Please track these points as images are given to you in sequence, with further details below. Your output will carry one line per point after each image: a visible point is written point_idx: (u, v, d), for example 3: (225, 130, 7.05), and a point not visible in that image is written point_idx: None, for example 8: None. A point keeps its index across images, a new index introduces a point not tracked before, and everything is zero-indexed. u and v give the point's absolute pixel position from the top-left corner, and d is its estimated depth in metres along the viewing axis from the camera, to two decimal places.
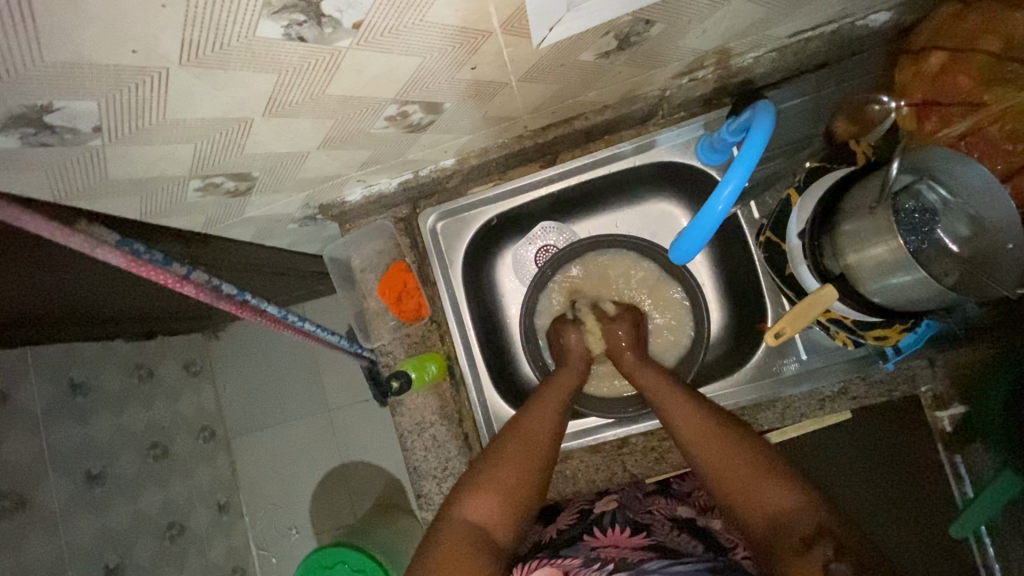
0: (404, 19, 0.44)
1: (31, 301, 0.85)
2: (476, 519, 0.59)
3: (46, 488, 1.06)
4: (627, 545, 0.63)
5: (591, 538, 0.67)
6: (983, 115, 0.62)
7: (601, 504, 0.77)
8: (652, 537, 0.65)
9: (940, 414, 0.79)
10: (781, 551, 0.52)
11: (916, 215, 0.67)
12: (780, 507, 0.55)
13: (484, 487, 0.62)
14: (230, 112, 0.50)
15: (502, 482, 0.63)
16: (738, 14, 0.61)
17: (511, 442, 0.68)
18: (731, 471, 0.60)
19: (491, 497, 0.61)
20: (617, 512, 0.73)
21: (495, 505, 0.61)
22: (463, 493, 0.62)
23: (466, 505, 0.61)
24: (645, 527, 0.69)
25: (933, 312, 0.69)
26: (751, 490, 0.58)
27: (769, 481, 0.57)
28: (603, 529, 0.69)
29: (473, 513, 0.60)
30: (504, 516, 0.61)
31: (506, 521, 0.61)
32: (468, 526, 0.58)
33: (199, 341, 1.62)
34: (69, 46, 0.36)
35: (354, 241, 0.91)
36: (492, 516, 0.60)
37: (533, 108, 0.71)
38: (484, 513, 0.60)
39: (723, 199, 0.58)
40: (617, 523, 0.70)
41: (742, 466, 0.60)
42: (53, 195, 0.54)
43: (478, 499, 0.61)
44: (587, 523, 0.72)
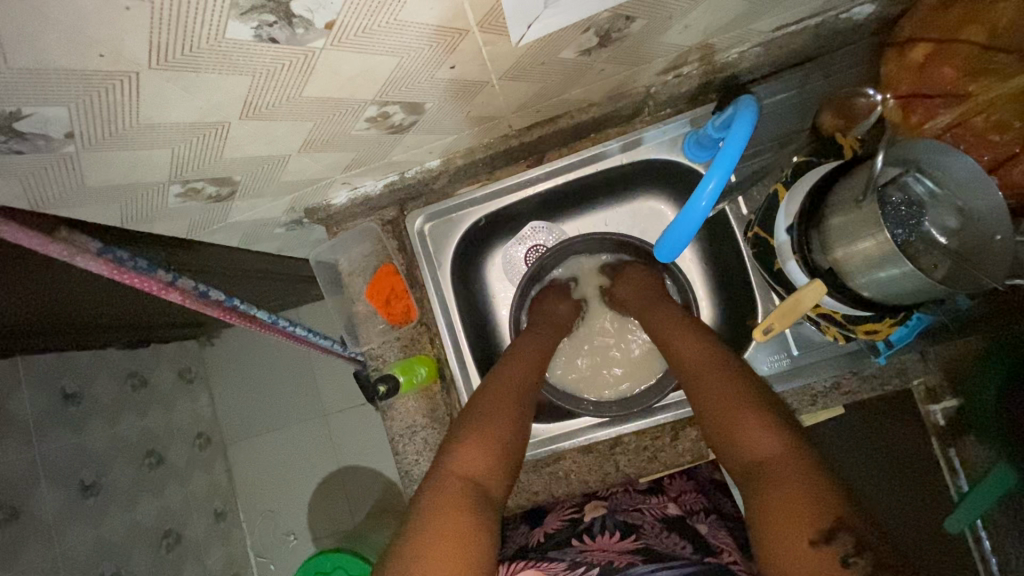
0: (378, 18, 0.43)
1: (17, 311, 0.84)
2: (465, 466, 0.59)
3: (38, 499, 1.05)
4: (616, 549, 0.63)
5: (580, 542, 0.66)
6: (970, 105, 0.62)
7: (591, 507, 0.76)
8: (641, 539, 0.64)
9: (933, 407, 0.77)
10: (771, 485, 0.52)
11: (902, 208, 0.66)
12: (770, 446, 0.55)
13: (472, 435, 0.62)
14: (206, 116, 0.49)
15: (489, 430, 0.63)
16: (720, 8, 0.61)
17: (493, 393, 0.68)
18: (726, 410, 0.61)
19: (480, 446, 0.61)
20: (607, 514, 0.72)
21: (479, 453, 0.60)
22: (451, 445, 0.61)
23: (454, 455, 0.60)
24: (634, 528, 0.68)
25: (924, 305, 0.67)
26: (745, 429, 0.58)
27: (759, 421, 0.57)
28: (593, 534, 0.68)
29: (462, 462, 0.59)
30: (490, 463, 0.60)
31: (491, 466, 0.60)
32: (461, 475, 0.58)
33: (193, 347, 1.62)
34: (34, 51, 0.36)
35: (341, 245, 0.90)
36: (482, 465, 0.60)
37: (517, 107, 0.71)
38: (474, 461, 0.59)
39: (706, 195, 0.58)
40: (606, 527, 0.69)
41: (738, 403, 0.60)
42: (31, 204, 0.53)
43: (466, 447, 0.60)
44: (576, 527, 0.71)
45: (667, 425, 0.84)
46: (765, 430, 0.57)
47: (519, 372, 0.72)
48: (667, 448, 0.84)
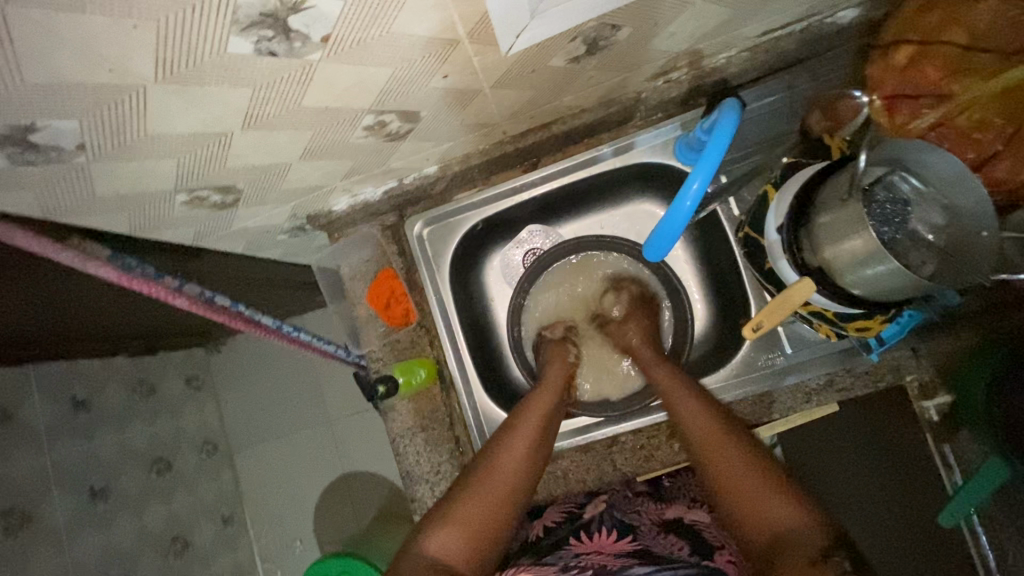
0: (370, 32, 0.46)
1: (29, 318, 0.87)
2: (441, 559, 0.58)
3: (49, 505, 1.08)
4: (611, 550, 0.64)
5: (577, 542, 0.67)
6: (951, 106, 0.63)
7: (591, 506, 0.78)
8: (638, 542, 0.66)
9: (926, 403, 0.77)
10: (787, 562, 0.50)
11: (888, 206, 0.67)
12: (779, 521, 0.54)
13: (451, 520, 0.60)
14: (209, 127, 0.52)
15: (475, 519, 0.61)
16: (704, 15, 0.63)
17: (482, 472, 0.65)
18: (737, 481, 0.58)
19: (461, 536, 0.59)
20: (606, 514, 0.74)
21: (459, 537, 0.59)
22: (431, 528, 0.60)
23: (432, 542, 0.59)
24: (631, 531, 0.69)
25: (913, 302, 0.69)
26: (759, 499, 0.56)
27: (773, 491, 0.56)
28: (589, 533, 0.69)
29: (438, 552, 0.58)
30: (471, 547, 0.59)
31: (473, 552, 0.59)
32: (434, 566, 0.57)
33: (200, 355, 1.64)
34: (46, 67, 0.38)
35: (342, 250, 0.93)
36: (461, 556, 0.59)
37: (510, 114, 0.73)
38: (452, 556, 0.58)
39: (691, 195, 0.60)
40: (604, 525, 0.71)
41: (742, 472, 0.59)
42: (43, 212, 0.56)
43: (445, 537, 0.59)
44: (575, 524, 0.73)
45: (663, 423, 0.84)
46: (774, 502, 0.55)
47: (519, 452, 0.68)
48: (663, 447, 0.83)
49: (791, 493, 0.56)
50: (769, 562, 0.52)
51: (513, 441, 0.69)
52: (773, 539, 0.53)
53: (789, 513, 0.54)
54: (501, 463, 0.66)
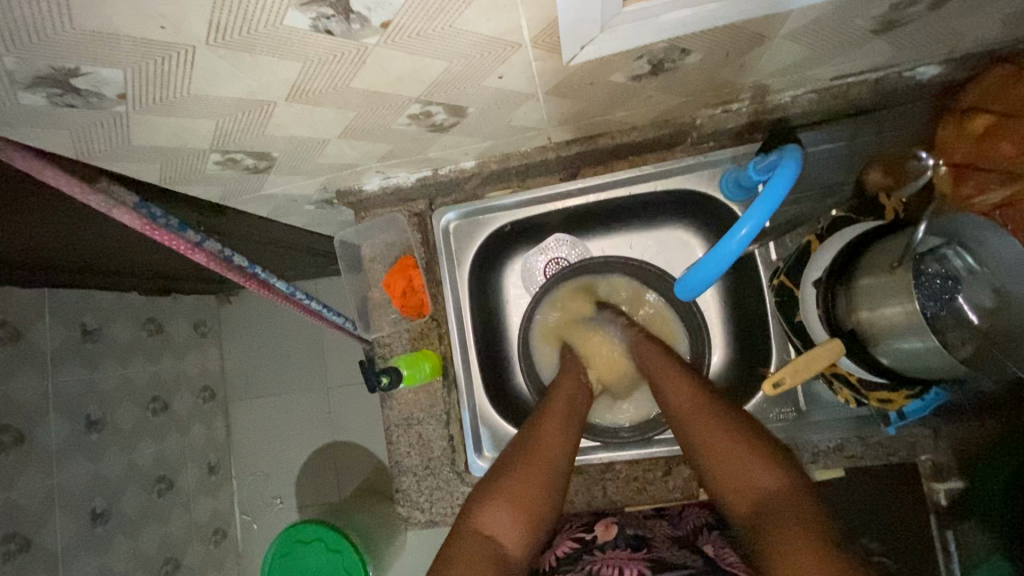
0: (433, 24, 0.44)
1: (49, 245, 0.87)
2: (490, 532, 0.58)
3: (45, 428, 1.09)
4: (625, 561, 0.64)
5: (590, 556, 0.67)
6: (1023, 187, 0.59)
7: (601, 528, 0.75)
8: (652, 552, 0.66)
9: (936, 486, 0.74)
10: (775, 520, 0.52)
11: (939, 280, 0.62)
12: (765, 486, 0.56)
13: (503, 497, 0.61)
14: (254, 95, 0.50)
15: (523, 496, 0.61)
16: (780, 52, 0.59)
17: (526, 453, 0.66)
18: (722, 450, 0.60)
19: (511, 511, 0.60)
20: (617, 534, 0.72)
21: (510, 516, 0.60)
22: (478, 506, 0.61)
23: (484, 519, 0.59)
24: (644, 542, 0.69)
25: (943, 382, 0.66)
26: (739, 461, 0.58)
27: (757, 458, 0.58)
28: (602, 548, 0.68)
29: (490, 527, 0.59)
30: (521, 527, 0.59)
31: (521, 532, 0.59)
32: (489, 541, 0.57)
33: (210, 303, 1.65)
34: (97, 15, 0.37)
35: (367, 229, 0.91)
36: (510, 530, 0.59)
37: (559, 121, 0.70)
38: (503, 529, 0.59)
39: (737, 239, 0.57)
40: (617, 543, 0.69)
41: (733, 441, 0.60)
42: (76, 153, 0.55)
43: (494, 511, 0.60)
44: (585, 543, 0.71)
45: (660, 459, 0.82)
46: (759, 469, 0.57)
47: (556, 433, 0.69)
48: (658, 482, 0.82)
49: (770, 459, 0.58)
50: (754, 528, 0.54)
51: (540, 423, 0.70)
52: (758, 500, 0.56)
53: (773, 478, 0.56)
54: (540, 445, 0.66)
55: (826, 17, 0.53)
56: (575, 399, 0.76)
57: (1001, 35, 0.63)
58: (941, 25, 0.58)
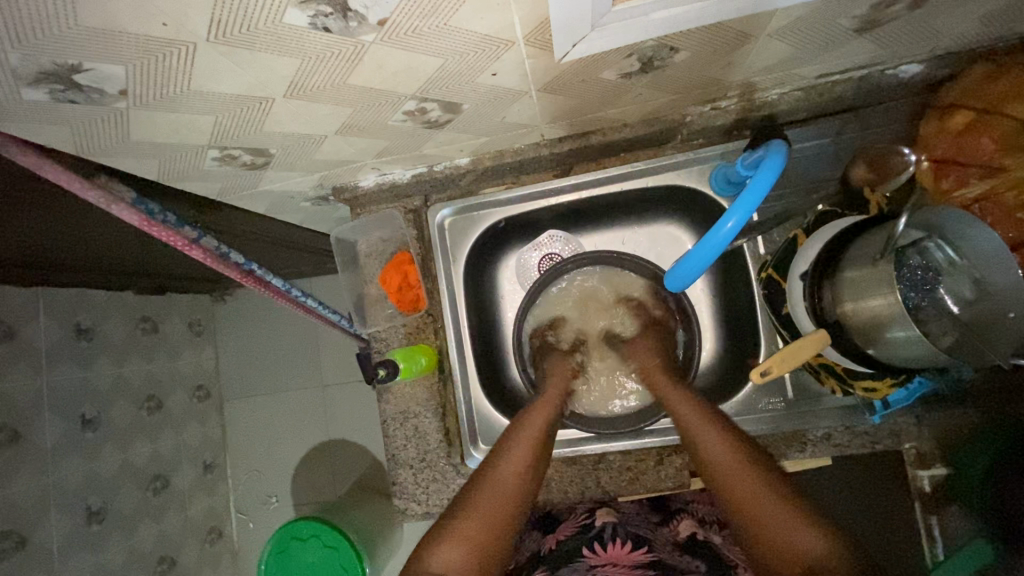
0: (429, 21, 0.45)
1: (45, 243, 0.88)
2: (443, 574, 0.57)
3: (40, 427, 1.09)
4: (628, 561, 0.67)
5: (592, 552, 0.70)
6: (1001, 180, 0.61)
7: (600, 514, 0.79)
8: (653, 553, 0.69)
9: (922, 472, 0.79)
10: None
11: (918, 271, 0.65)
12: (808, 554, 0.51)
13: (458, 535, 0.60)
14: (252, 91, 0.51)
15: (480, 532, 0.60)
16: (766, 50, 0.61)
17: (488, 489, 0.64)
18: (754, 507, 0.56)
19: (462, 548, 0.59)
20: (616, 524, 0.76)
21: (463, 553, 0.59)
22: (434, 541, 0.60)
23: (434, 556, 0.59)
24: (645, 542, 0.72)
25: (925, 370, 0.68)
26: (781, 529, 0.53)
27: (799, 521, 0.53)
28: (604, 543, 0.72)
29: (441, 565, 0.58)
30: (475, 564, 0.59)
31: (475, 570, 0.58)
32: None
33: (205, 302, 1.65)
34: (101, 13, 0.38)
35: (362, 226, 0.92)
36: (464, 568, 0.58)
37: (552, 117, 0.72)
38: (456, 568, 0.58)
39: (724, 231, 0.59)
40: (617, 535, 0.73)
41: (773, 507, 0.55)
42: (76, 149, 0.56)
43: (449, 551, 0.59)
44: (587, 535, 0.75)
45: (653, 449, 0.84)
46: (798, 533, 0.53)
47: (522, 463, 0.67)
48: (650, 472, 0.84)
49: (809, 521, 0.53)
50: None
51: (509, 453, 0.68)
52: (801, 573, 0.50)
53: (810, 542, 0.52)
54: (503, 478, 0.65)
55: (809, 16, 0.54)
56: (550, 430, 0.74)
57: (979, 34, 0.65)
58: (921, 24, 0.60)
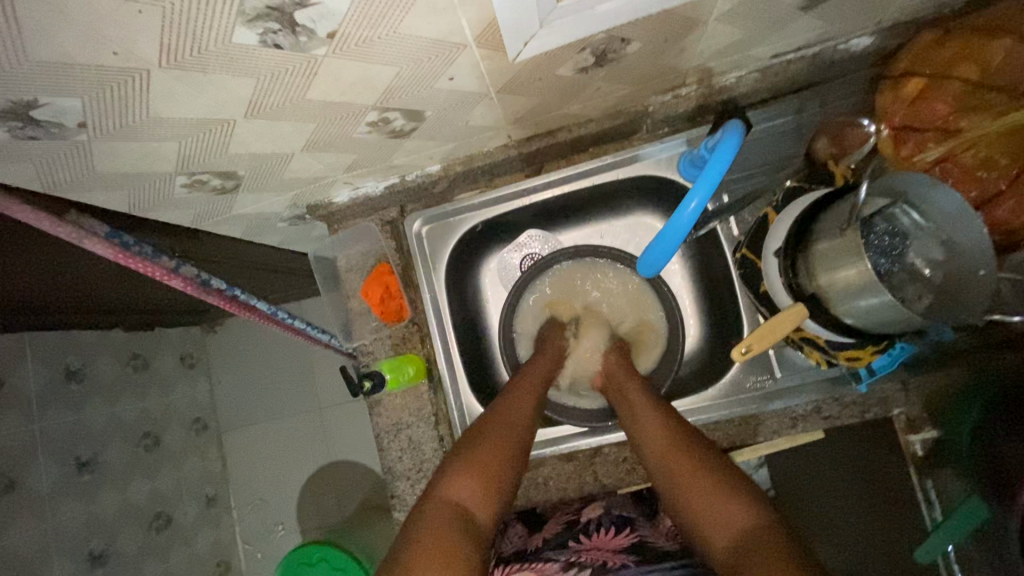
0: (378, 31, 0.46)
1: (24, 286, 0.87)
2: (460, 501, 0.57)
3: (34, 473, 1.08)
4: (611, 546, 0.69)
5: (578, 541, 0.72)
6: (958, 142, 0.63)
7: (587, 510, 0.80)
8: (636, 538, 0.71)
9: (913, 437, 0.77)
10: (748, 555, 0.50)
11: (886, 237, 0.66)
12: (731, 518, 0.55)
13: (471, 466, 0.60)
14: (212, 114, 0.52)
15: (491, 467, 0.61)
16: (716, 34, 0.63)
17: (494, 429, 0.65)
18: (697, 486, 0.58)
19: (477, 480, 0.59)
20: (603, 515, 0.77)
21: (479, 484, 0.59)
22: (442, 475, 0.60)
23: (451, 488, 0.58)
24: (628, 527, 0.75)
25: (905, 335, 0.69)
26: (710, 499, 0.57)
27: (724, 489, 0.57)
28: (589, 532, 0.74)
29: (458, 494, 0.57)
30: (489, 496, 0.59)
31: (491, 500, 0.59)
32: (456, 508, 0.56)
33: (196, 334, 1.65)
34: (51, 46, 0.38)
35: (341, 241, 0.93)
36: (478, 501, 0.58)
37: (515, 118, 0.73)
38: (470, 497, 0.57)
39: (689, 213, 0.59)
40: (602, 524, 0.75)
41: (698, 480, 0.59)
42: (43, 186, 0.56)
43: (463, 481, 0.58)
44: (571, 525, 0.76)
45: None
46: (731, 506, 0.55)
47: (522, 414, 0.69)
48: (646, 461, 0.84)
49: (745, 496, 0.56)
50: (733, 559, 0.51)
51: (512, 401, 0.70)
52: (731, 537, 0.53)
53: (742, 509, 0.55)
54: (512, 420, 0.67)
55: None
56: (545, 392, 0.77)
57: (922, 3, 0.67)
58: None
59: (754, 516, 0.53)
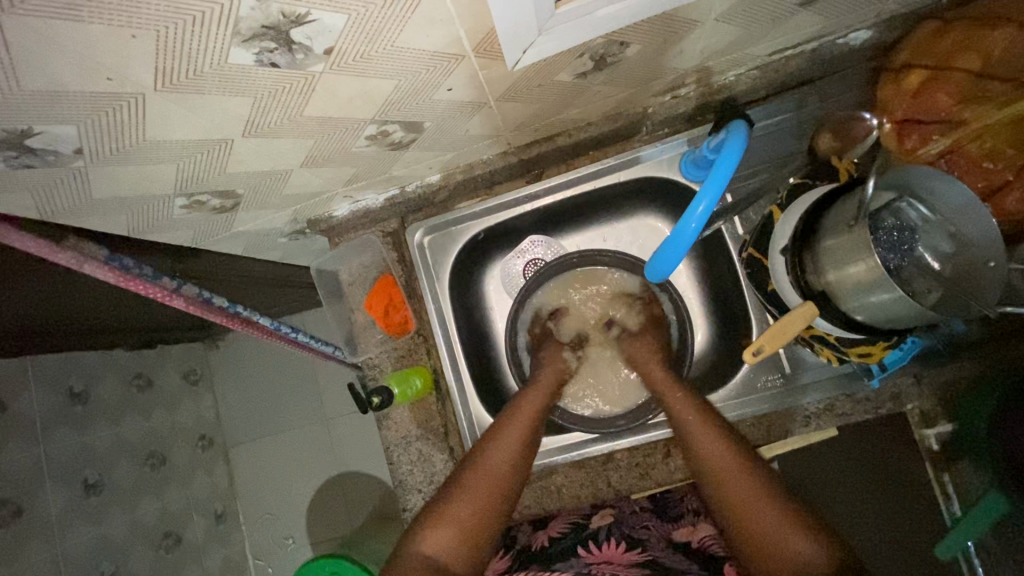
0: (375, 45, 0.45)
1: (25, 311, 0.87)
2: (432, 556, 0.60)
3: (42, 498, 1.07)
4: (621, 562, 0.68)
5: (586, 553, 0.71)
6: (963, 133, 0.62)
7: (597, 517, 0.79)
8: (647, 554, 0.69)
9: (927, 432, 0.77)
10: None
11: (894, 233, 0.67)
12: (800, 555, 0.54)
13: (444, 517, 0.62)
14: (209, 134, 0.51)
15: (467, 518, 0.62)
16: (715, 34, 0.62)
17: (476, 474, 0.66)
18: (757, 516, 0.58)
19: (451, 532, 0.61)
20: (612, 525, 0.76)
21: (453, 537, 0.61)
22: (422, 524, 0.62)
23: (424, 541, 0.61)
24: (641, 542, 0.72)
25: (916, 329, 0.68)
26: (779, 534, 0.56)
27: (793, 526, 0.56)
28: (598, 543, 0.72)
29: (431, 548, 0.60)
30: (466, 548, 0.61)
31: (467, 552, 0.61)
32: (427, 562, 0.59)
33: (199, 350, 1.64)
34: (45, 75, 0.38)
35: (342, 254, 0.92)
36: (454, 552, 0.61)
37: (514, 126, 0.72)
38: (443, 550, 0.60)
39: (696, 217, 0.59)
40: (612, 536, 0.74)
41: (762, 514, 0.58)
42: (41, 214, 0.55)
43: (438, 534, 0.61)
44: (580, 534, 0.75)
45: (660, 442, 0.83)
46: (798, 538, 0.55)
47: (511, 450, 0.69)
48: (659, 466, 0.83)
49: (811, 529, 0.56)
50: None
51: (501, 440, 0.70)
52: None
53: (811, 549, 0.54)
54: (497, 461, 0.67)
55: None
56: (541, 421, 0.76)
57: None
58: None
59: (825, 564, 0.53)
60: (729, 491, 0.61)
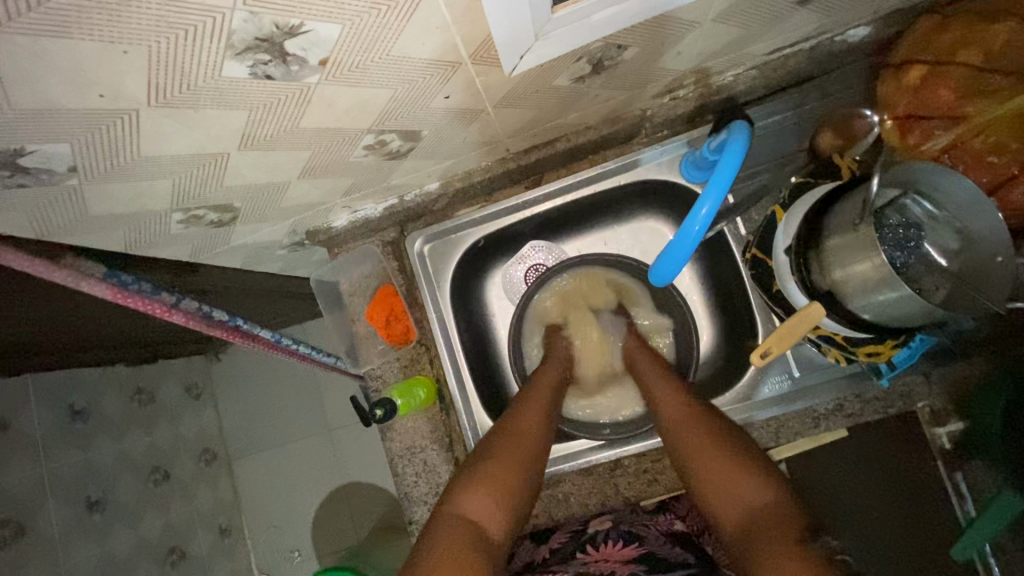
0: (371, 54, 0.44)
1: (23, 329, 0.86)
2: (472, 517, 0.59)
3: (44, 516, 1.06)
4: (618, 560, 0.66)
5: (585, 554, 0.70)
6: (965, 128, 0.62)
7: (596, 522, 0.77)
8: (643, 547, 0.68)
9: (939, 431, 0.76)
10: (766, 534, 0.53)
11: (900, 230, 0.65)
12: (753, 499, 0.58)
13: (480, 478, 0.62)
14: (205, 148, 0.50)
15: (502, 480, 0.62)
16: (713, 34, 0.62)
17: (504, 439, 0.67)
18: (717, 462, 0.61)
19: (488, 493, 0.61)
20: (611, 527, 0.74)
21: (490, 498, 0.61)
22: (459, 489, 0.62)
23: (462, 503, 0.60)
24: (638, 537, 0.71)
25: (925, 327, 0.67)
26: (732, 478, 0.60)
27: (746, 472, 0.60)
28: (596, 544, 0.71)
29: (470, 510, 0.60)
30: (501, 509, 0.61)
31: (503, 514, 0.61)
32: (469, 523, 0.58)
33: (200, 363, 1.63)
34: (35, 92, 0.37)
35: (342, 265, 0.92)
36: (490, 514, 0.60)
37: (513, 132, 0.72)
38: (481, 511, 0.60)
39: (700, 218, 0.58)
40: (610, 536, 0.72)
41: (728, 462, 0.61)
42: (36, 232, 0.55)
43: (476, 496, 0.61)
44: (580, 539, 0.74)
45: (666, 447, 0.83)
46: (749, 481, 0.59)
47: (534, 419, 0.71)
48: (667, 471, 0.82)
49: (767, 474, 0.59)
50: (748, 537, 0.55)
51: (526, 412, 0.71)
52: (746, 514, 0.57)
53: (762, 491, 0.58)
54: (524, 429, 0.69)
55: None
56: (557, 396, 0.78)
57: None
58: None
59: (777, 501, 0.57)
60: (693, 444, 0.65)
